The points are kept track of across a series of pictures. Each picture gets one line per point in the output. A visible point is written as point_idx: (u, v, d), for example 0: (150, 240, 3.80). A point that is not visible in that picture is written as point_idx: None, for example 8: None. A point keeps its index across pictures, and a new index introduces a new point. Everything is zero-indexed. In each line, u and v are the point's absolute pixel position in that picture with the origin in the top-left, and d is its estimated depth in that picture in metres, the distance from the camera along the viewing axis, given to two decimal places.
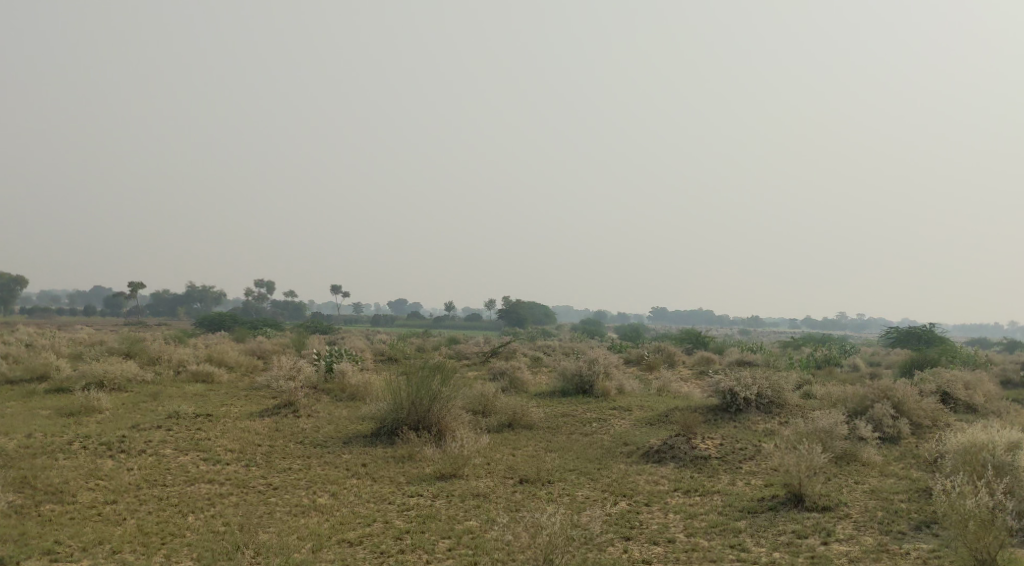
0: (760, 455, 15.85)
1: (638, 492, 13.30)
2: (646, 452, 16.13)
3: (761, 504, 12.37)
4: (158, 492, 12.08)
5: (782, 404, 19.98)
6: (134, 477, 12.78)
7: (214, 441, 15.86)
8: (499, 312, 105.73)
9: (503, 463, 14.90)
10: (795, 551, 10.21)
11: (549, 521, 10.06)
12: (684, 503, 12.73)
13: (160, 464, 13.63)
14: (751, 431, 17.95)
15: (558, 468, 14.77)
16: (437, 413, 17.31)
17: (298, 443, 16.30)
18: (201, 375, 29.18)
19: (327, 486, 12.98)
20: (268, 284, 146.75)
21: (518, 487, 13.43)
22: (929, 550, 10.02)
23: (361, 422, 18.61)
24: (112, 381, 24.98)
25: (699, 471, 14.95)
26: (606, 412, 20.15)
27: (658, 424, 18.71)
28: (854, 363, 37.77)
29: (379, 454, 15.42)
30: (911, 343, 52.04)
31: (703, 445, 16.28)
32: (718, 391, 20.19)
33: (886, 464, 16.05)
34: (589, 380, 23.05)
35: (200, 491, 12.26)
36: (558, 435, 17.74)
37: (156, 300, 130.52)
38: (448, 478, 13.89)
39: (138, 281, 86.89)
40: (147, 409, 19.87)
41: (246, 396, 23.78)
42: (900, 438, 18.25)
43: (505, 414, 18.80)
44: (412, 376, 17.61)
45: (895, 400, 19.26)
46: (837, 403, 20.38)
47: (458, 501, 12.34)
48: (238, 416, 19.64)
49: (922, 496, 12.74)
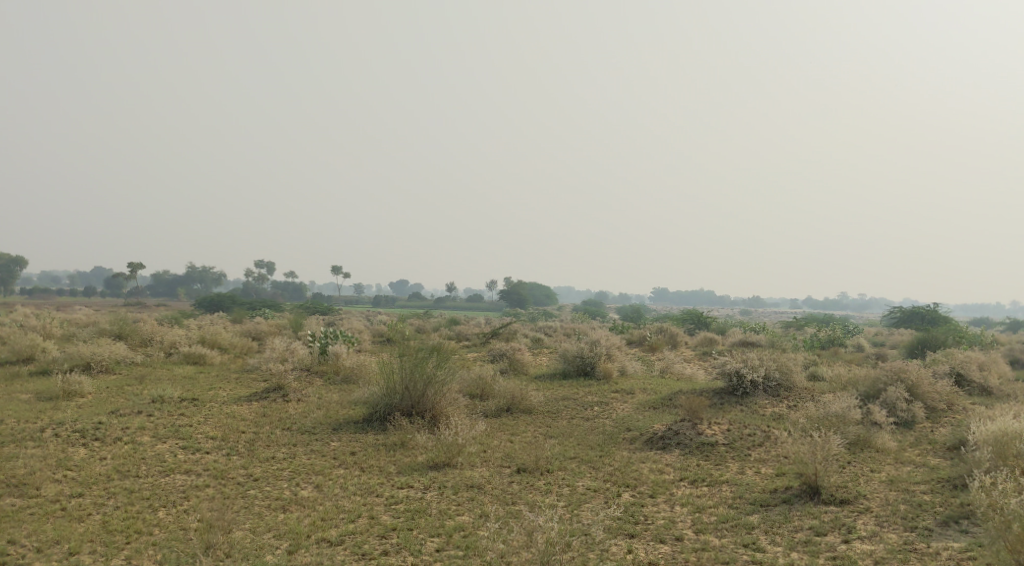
0: (770, 442, 15.05)
1: (643, 482, 12.53)
2: (650, 438, 15.35)
3: (773, 497, 11.58)
4: (129, 484, 11.30)
5: (792, 387, 19.18)
6: (106, 467, 12.01)
7: (197, 428, 15.09)
8: (500, 292, 104.70)
9: (500, 451, 14.13)
10: (815, 551, 9.43)
11: (548, 522, 9.27)
12: (691, 495, 11.95)
13: (135, 453, 12.85)
14: (759, 415, 17.18)
15: (557, 455, 14.01)
16: (431, 397, 16.53)
17: (284, 430, 15.53)
18: (193, 357, 28.44)
19: (311, 476, 12.19)
20: (269, 265, 146.35)
21: (514, 477, 12.66)
22: (961, 551, 9.23)
23: (353, 407, 17.83)
24: (99, 363, 24.23)
25: (706, 459, 14.19)
26: (608, 395, 19.37)
27: (662, 408, 17.92)
28: (859, 343, 36.91)
29: (369, 441, 14.63)
30: (914, 323, 51.19)
31: (709, 431, 15.51)
32: (724, 374, 19.41)
33: (901, 450, 15.27)
34: (590, 361, 22.24)
35: (174, 483, 11.48)
36: (558, 420, 16.98)
37: (156, 281, 129.65)
38: (441, 467, 13.12)
39: (136, 262, 86.12)
40: (131, 394, 19.11)
41: (237, 378, 23.07)
42: (915, 423, 17.46)
43: (503, 397, 18.03)
44: (406, 359, 16.80)
45: (910, 383, 18.47)
46: (848, 385, 19.60)
47: (451, 494, 11.57)
48: (225, 400, 18.87)
49: (946, 487, 11.95)
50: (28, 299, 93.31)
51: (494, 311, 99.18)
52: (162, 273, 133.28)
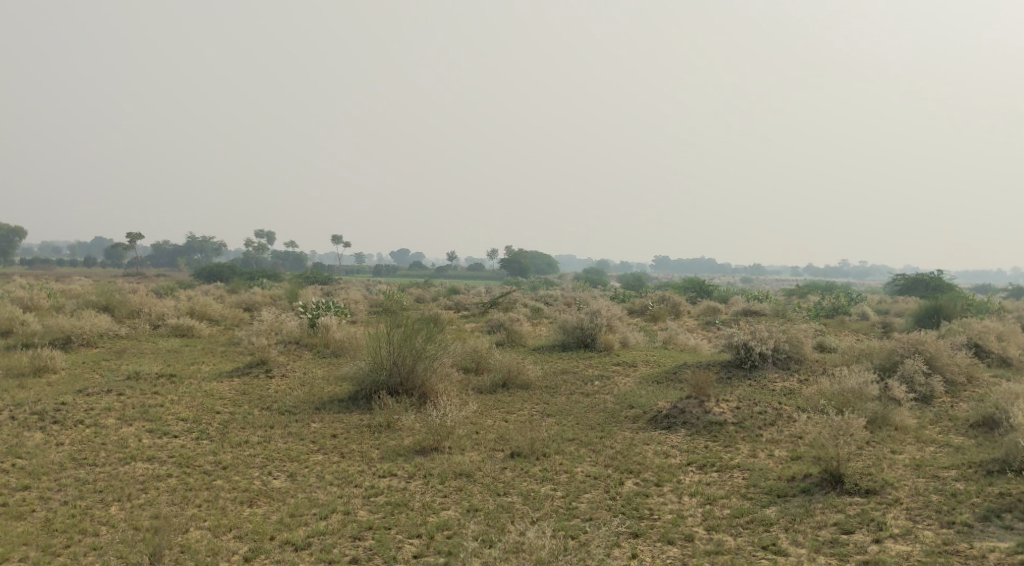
0: (783, 421, 14.01)
1: (647, 468, 11.51)
2: (654, 417, 14.31)
3: (791, 486, 10.56)
4: (83, 473, 10.24)
5: (802, 359, 18.11)
6: (61, 455, 10.89)
7: (168, 409, 13.98)
8: (500, 261, 103.31)
9: (493, 433, 13.11)
10: (842, 554, 8.51)
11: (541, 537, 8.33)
12: (700, 483, 10.94)
13: (96, 438, 11.73)
14: (770, 391, 16.14)
15: (555, 437, 12.97)
16: (420, 373, 15.48)
17: (263, 410, 14.49)
18: (180, 329, 27.39)
19: (285, 464, 11.16)
20: (268, 234, 145.28)
21: (507, 463, 11.64)
22: (1009, 553, 8.28)
23: (339, 383, 16.81)
24: (79, 337, 23.14)
25: (714, 440, 13.17)
26: (609, 369, 18.33)
27: (667, 383, 16.89)
28: (865, 311, 35.87)
29: (352, 422, 13.60)
30: (918, 291, 50.18)
31: (717, 409, 14.45)
32: (731, 346, 18.36)
33: (922, 428, 14.28)
34: (590, 333, 21.18)
35: (133, 472, 10.40)
36: (556, 396, 15.98)
37: (156, 251, 128.39)
38: (428, 452, 12.11)
39: (133, 233, 84.91)
40: (106, 370, 18.04)
41: (222, 352, 22.06)
42: (934, 398, 16.44)
43: (499, 371, 17.00)
44: (393, 332, 15.73)
45: (927, 355, 17.40)
46: (861, 357, 18.55)
47: (437, 483, 10.57)
48: (206, 376, 17.82)
49: (979, 473, 10.93)
50: (28, 269, 91.83)
51: (495, 281, 98.03)
52: (161, 243, 131.90)
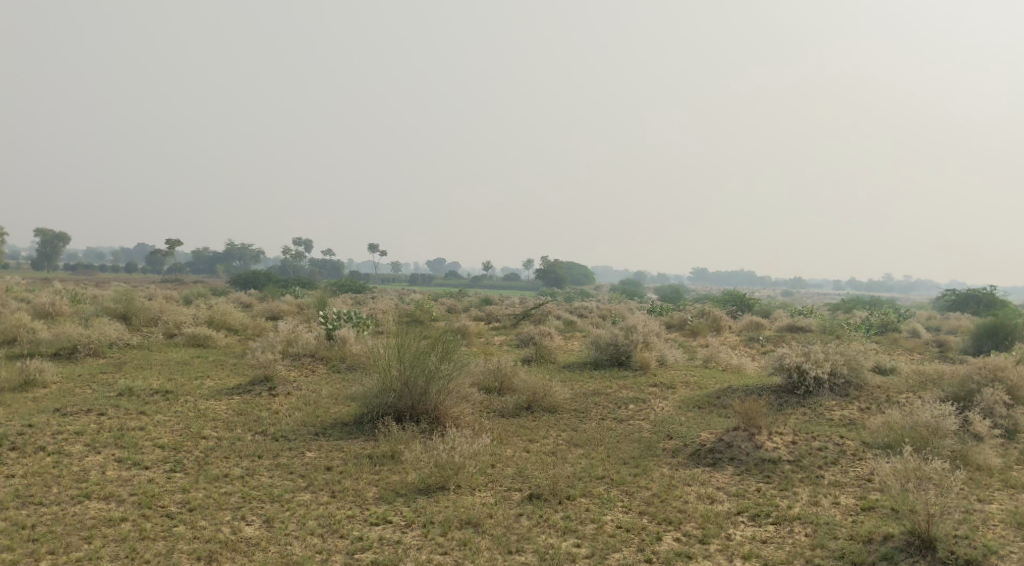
0: (849, 459, 12.05)
1: (690, 516, 9.69)
2: (697, 451, 12.42)
3: (867, 550, 8.82)
4: (25, 516, 8.77)
5: (863, 386, 16.08)
6: (6, 490, 9.34)
7: (147, 433, 12.38)
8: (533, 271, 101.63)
9: (510, 468, 11.38)
10: None
11: None
12: (754, 541, 9.15)
13: (53, 468, 10.15)
14: (828, 422, 14.15)
15: (583, 474, 11.17)
16: (433, 396, 13.76)
17: (256, 435, 12.91)
18: (195, 339, 25.98)
19: (263, 505, 9.49)
20: (306, 243, 145.79)
21: (525, 508, 9.89)
22: None
23: (346, 404, 15.18)
24: (86, 346, 21.78)
25: (769, 481, 11.27)
26: (645, 391, 16.43)
27: (710, 409, 15.01)
28: (917, 329, 33.28)
29: (353, 451, 11.96)
30: (969, 308, 47.15)
31: (771, 443, 12.52)
32: (783, 369, 16.35)
33: (1009, 469, 12.21)
34: (624, 351, 19.33)
35: (82, 514, 8.91)
36: (585, 422, 14.20)
37: (196, 258, 129.49)
38: (433, 492, 10.43)
39: (172, 241, 84.95)
40: (100, 384, 16.57)
41: (231, 365, 20.57)
42: (1018, 433, 14.22)
43: (523, 393, 15.25)
44: (405, 349, 14.02)
45: (1010, 384, 15.12)
46: (928, 384, 16.38)
47: (438, 535, 8.92)
48: (204, 393, 16.29)
49: None
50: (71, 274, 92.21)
51: (527, 291, 96.12)
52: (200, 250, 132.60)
